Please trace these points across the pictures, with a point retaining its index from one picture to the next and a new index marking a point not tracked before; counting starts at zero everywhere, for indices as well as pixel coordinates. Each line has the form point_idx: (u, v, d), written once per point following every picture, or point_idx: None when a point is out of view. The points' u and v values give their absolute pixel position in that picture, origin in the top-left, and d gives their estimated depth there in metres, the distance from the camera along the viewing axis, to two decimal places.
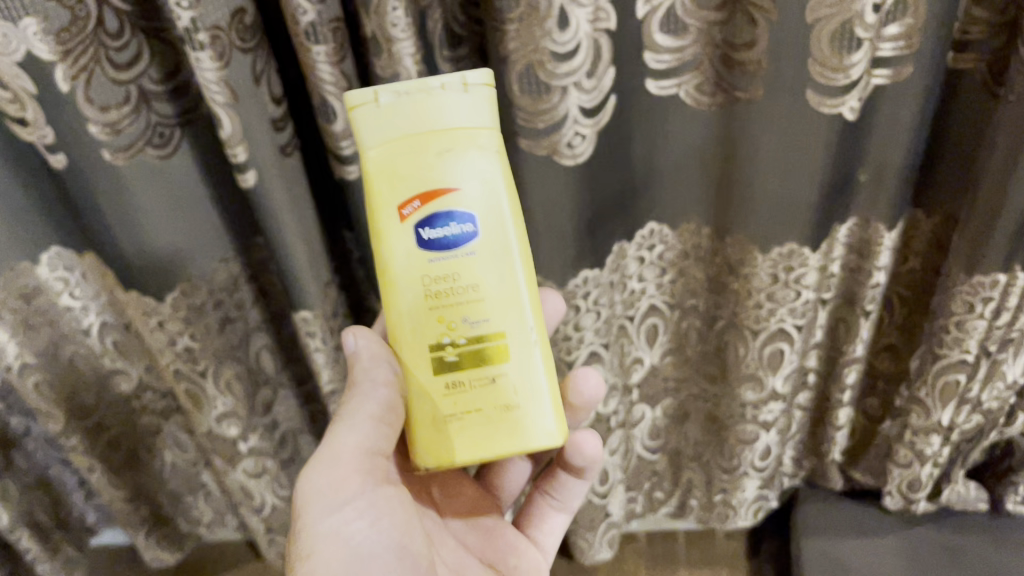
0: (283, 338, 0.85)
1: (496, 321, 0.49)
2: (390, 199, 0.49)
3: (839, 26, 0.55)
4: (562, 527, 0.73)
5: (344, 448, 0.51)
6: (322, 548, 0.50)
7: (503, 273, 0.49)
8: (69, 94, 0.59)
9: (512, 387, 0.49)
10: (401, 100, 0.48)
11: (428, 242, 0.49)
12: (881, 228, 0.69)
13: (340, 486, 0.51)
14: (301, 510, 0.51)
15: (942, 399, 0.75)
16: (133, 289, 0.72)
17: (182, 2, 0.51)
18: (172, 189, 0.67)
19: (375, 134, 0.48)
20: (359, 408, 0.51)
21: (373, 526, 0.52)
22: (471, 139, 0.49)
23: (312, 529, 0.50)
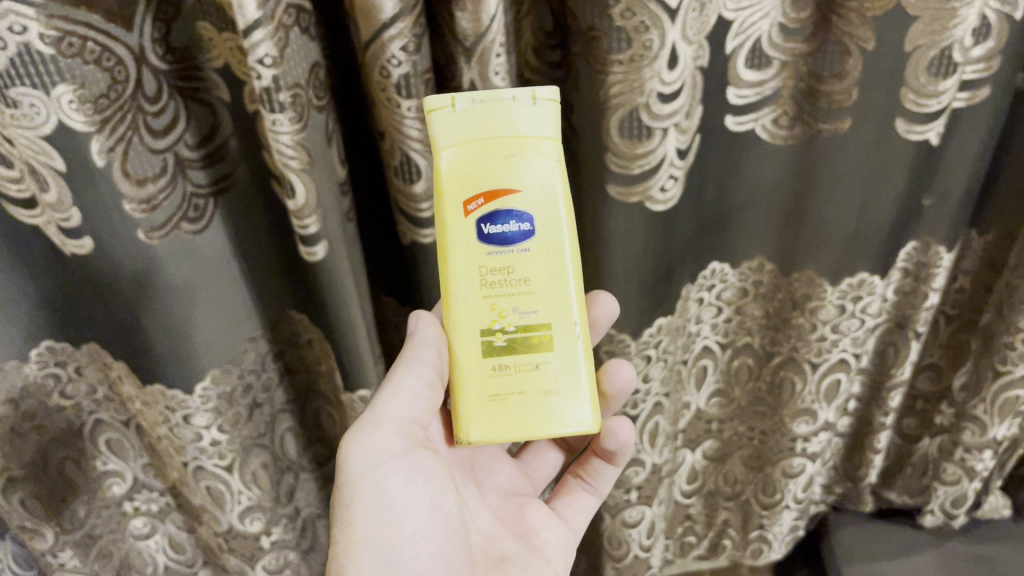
0: (306, 417, 0.77)
1: (546, 313, 0.46)
2: (453, 190, 0.46)
3: (938, 53, 0.54)
4: (591, 511, 0.63)
5: (385, 415, 0.48)
6: (362, 502, 0.46)
7: (558, 271, 0.47)
8: (104, 169, 0.51)
9: (556, 379, 0.47)
10: (476, 103, 0.45)
11: (488, 236, 0.46)
12: (939, 248, 0.67)
13: (381, 448, 0.47)
14: (341, 469, 0.47)
15: (1000, 414, 0.75)
16: (157, 382, 0.63)
17: (266, 58, 0.44)
18: (207, 267, 0.59)
19: (445, 132, 0.45)
20: (401, 379, 0.48)
21: (414, 490, 0.48)
22: (538, 146, 0.46)
23: (351, 485, 0.47)
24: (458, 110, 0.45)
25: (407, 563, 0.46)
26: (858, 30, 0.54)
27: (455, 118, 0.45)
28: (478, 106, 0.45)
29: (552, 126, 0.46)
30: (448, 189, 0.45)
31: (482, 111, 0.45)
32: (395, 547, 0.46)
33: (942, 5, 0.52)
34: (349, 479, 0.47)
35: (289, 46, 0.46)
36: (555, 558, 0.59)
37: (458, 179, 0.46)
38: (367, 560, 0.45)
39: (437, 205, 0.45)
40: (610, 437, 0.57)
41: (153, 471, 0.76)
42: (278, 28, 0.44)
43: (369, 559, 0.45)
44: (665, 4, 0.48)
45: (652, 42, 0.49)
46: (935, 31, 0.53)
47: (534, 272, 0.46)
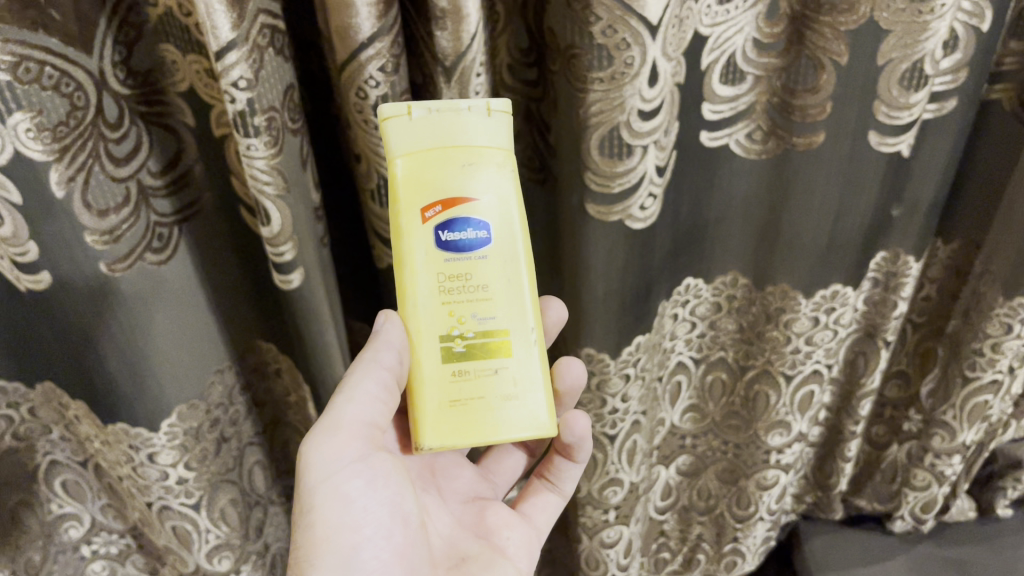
0: (273, 449, 0.74)
1: (504, 319, 0.45)
2: (409, 198, 0.44)
3: (910, 67, 0.54)
4: (556, 511, 0.61)
5: (344, 419, 0.45)
6: (322, 506, 0.44)
7: (514, 279, 0.45)
8: (65, 201, 0.48)
9: (514, 384, 0.45)
10: (432, 112, 0.43)
11: (445, 243, 0.44)
12: (908, 257, 0.68)
13: (341, 453, 0.45)
14: (297, 475, 0.45)
15: (970, 419, 0.76)
16: (118, 421, 0.59)
17: (240, 81, 0.43)
18: (173, 298, 0.56)
19: (400, 141, 0.44)
20: (357, 385, 0.45)
21: (373, 493, 0.46)
22: (493, 155, 0.45)
23: (310, 489, 0.44)
24: (412, 118, 0.44)
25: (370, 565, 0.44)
26: (832, 44, 0.54)
27: (411, 126, 0.44)
28: (434, 114, 0.44)
29: (506, 136, 0.45)
30: (406, 196, 0.44)
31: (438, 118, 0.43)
32: (356, 549, 0.44)
33: (914, 18, 0.52)
34: (307, 485, 0.44)
35: (264, 68, 0.44)
36: (519, 558, 0.56)
37: (415, 187, 0.44)
38: (329, 564, 0.43)
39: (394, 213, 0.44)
40: (566, 432, 0.55)
41: (112, 512, 0.72)
42: (252, 49, 0.43)
43: (331, 563, 0.43)
44: (647, 21, 0.47)
45: (633, 59, 0.48)
46: (906, 44, 0.53)
47: (492, 280, 0.45)
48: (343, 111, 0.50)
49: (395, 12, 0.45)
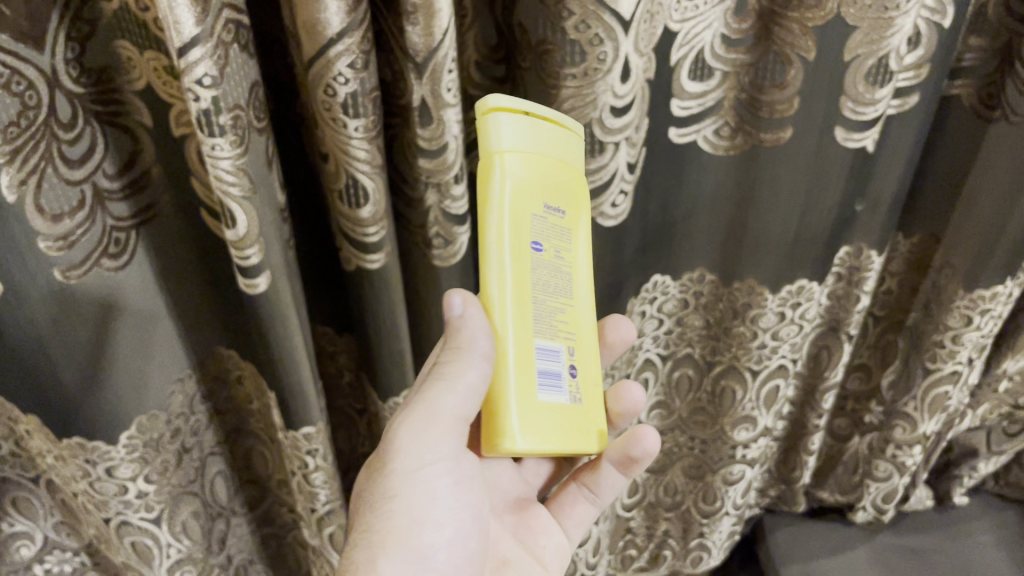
0: (236, 458, 0.72)
1: None
2: None
3: (875, 63, 0.55)
4: (590, 520, 0.59)
5: (444, 414, 0.43)
6: (406, 497, 0.43)
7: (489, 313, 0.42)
8: (16, 205, 0.46)
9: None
10: None
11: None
12: (871, 252, 0.69)
13: (434, 447, 0.44)
14: (386, 459, 0.44)
15: (931, 410, 0.77)
16: (72, 436, 0.57)
17: (205, 78, 0.41)
18: (133, 304, 0.55)
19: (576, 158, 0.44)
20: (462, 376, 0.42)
21: (455, 501, 0.45)
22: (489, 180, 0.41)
23: (395, 476, 0.44)
24: (572, 136, 0.44)
25: (438, 567, 0.44)
26: (800, 39, 0.54)
27: (574, 143, 0.44)
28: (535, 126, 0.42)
29: (507, 140, 0.40)
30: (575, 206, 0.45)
31: None
32: (431, 548, 0.43)
33: (880, 15, 0.52)
34: (395, 472, 0.44)
35: (228, 64, 0.42)
36: (550, 564, 0.55)
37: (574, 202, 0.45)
38: (401, 556, 0.42)
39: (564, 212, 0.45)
40: (634, 444, 0.53)
41: (65, 529, 0.69)
42: (217, 45, 0.41)
43: (402, 555, 0.42)
44: (620, 17, 0.46)
45: (605, 55, 0.48)
46: (872, 40, 0.53)
47: None
48: (310, 108, 0.48)
49: (364, 7, 0.43)
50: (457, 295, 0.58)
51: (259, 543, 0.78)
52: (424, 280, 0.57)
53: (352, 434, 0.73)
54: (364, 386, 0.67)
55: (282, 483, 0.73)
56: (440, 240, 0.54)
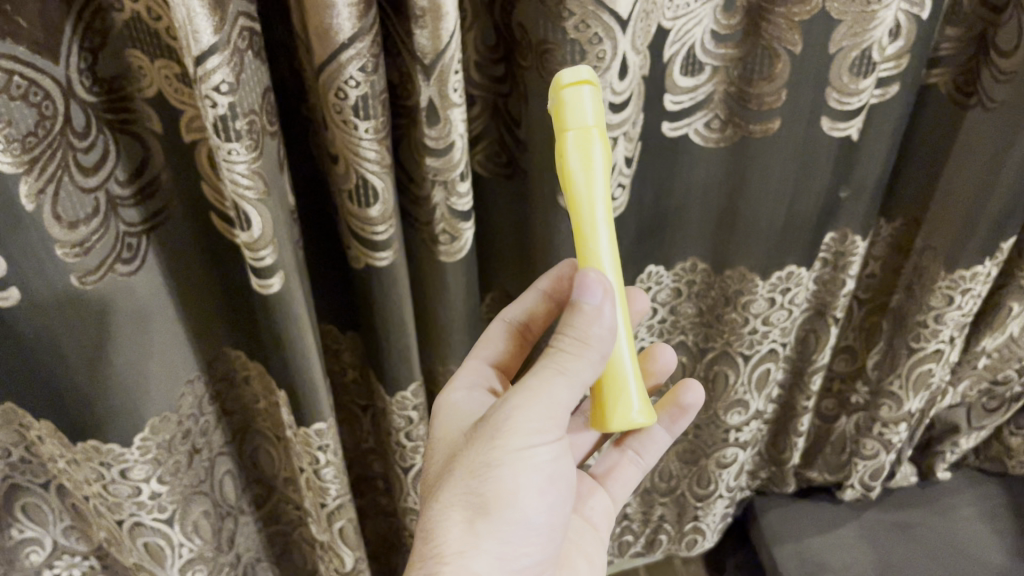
0: (243, 457, 0.73)
1: None
2: None
3: (859, 54, 0.57)
4: (636, 483, 0.62)
5: (558, 399, 0.42)
6: (515, 472, 0.42)
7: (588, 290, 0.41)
8: (34, 213, 0.47)
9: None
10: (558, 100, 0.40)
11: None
12: (856, 237, 0.72)
13: (545, 429, 0.42)
14: (498, 427, 0.42)
15: (915, 388, 0.80)
16: (88, 439, 0.58)
17: (222, 86, 0.42)
18: (145, 307, 0.56)
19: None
20: (578, 372, 0.41)
21: (557, 474, 0.44)
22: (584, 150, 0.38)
23: (507, 447, 0.42)
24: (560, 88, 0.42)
25: (535, 530, 0.44)
26: (787, 34, 0.56)
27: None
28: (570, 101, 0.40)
29: (585, 118, 0.38)
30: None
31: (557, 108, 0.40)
32: (532, 514, 0.43)
33: (863, 9, 0.55)
34: (505, 446, 0.42)
35: (244, 71, 0.44)
36: (600, 526, 0.58)
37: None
38: (502, 524, 0.42)
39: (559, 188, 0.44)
40: (685, 393, 0.59)
41: (75, 534, 0.70)
42: (233, 53, 0.42)
43: (504, 523, 0.42)
44: (617, 16, 0.48)
45: (604, 53, 0.49)
46: (856, 33, 0.56)
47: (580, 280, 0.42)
48: (319, 111, 0.49)
49: (373, 12, 0.44)
50: (463, 289, 0.59)
51: (267, 540, 0.80)
52: (430, 275, 0.59)
53: (357, 429, 0.74)
54: (369, 382, 0.69)
55: (288, 480, 0.74)
56: (447, 236, 0.55)
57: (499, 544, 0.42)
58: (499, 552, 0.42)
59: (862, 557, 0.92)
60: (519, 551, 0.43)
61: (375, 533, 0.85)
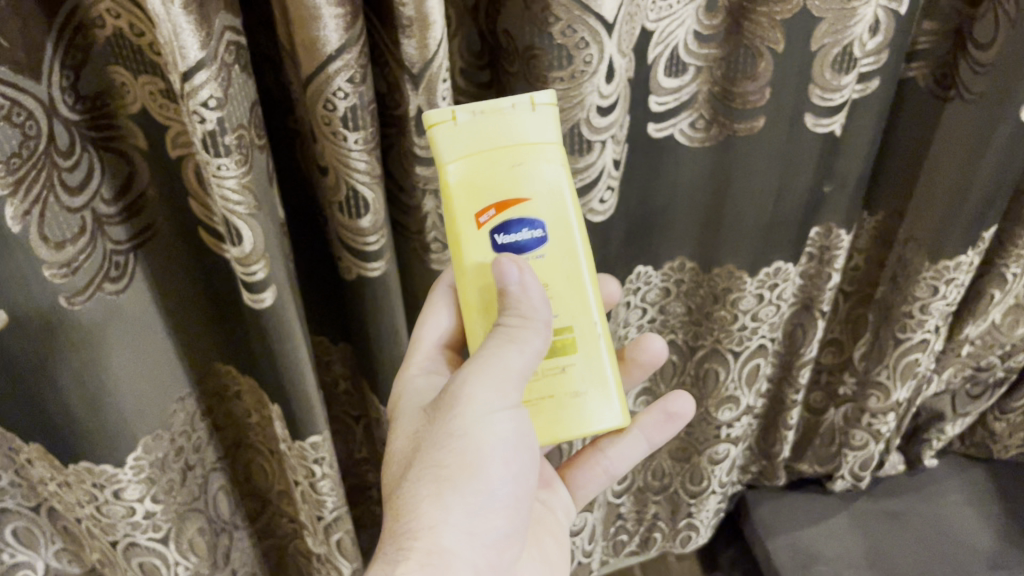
0: (236, 471, 0.72)
1: (566, 316, 0.46)
2: (464, 203, 0.43)
3: (840, 51, 0.57)
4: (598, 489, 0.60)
5: (510, 365, 0.42)
6: (477, 439, 0.42)
7: (575, 276, 0.46)
8: (20, 236, 0.46)
9: (531, 393, 0.46)
10: (477, 115, 0.43)
11: (501, 248, 0.44)
12: (840, 231, 0.72)
13: (502, 396, 0.42)
14: (453, 399, 0.42)
15: (902, 378, 0.81)
16: (80, 460, 0.58)
17: (210, 101, 0.42)
18: (134, 326, 0.55)
19: (452, 149, 0.43)
20: (528, 339, 0.43)
21: (521, 443, 0.44)
22: (547, 147, 0.44)
23: (467, 413, 0.42)
24: (461, 123, 0.43)
25: (501, 502, 0.43)
26: (769, 33, 0.56)
27: (456, 132, 0.43)
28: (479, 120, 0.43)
29: (554, 132, 0.44)
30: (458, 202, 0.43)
31: (484, 122, 0.43)
32: (496, 484, 0.43)
33: (843, 6, 0.55)
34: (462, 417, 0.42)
35: (232, 85, 0.43)
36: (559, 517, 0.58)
37: (467, 192, 0.43)
38: (469, 492, 0.42)
39: (454, 225, 0.44)
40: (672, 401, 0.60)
41: (67, 556, 0.69)
42: (220, 68, 0.42)
43: (472, 492, 0.42)
44: (603, 19, 0.48)
45: (591, 57, 0.49)
46: (837, 30, 0.56)
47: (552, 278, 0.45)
48: (308, 123, 0.49)
49: (360, 23, 0.44)
50: None
51: (262, 555, 0.79)
52: (421, 284, 0.59)
53: (349, 439, 0.74)
54: (362, 393, 0.69)
55: (282, 493, 0.74)
56: (438, 244, 0.55)
57: (468, 517, 0.42)
58: (471, 523, 0.41)
59: (853, 547, 0.93)
60: (490, 522, 0.43)
61: (370, 543, 0.85)
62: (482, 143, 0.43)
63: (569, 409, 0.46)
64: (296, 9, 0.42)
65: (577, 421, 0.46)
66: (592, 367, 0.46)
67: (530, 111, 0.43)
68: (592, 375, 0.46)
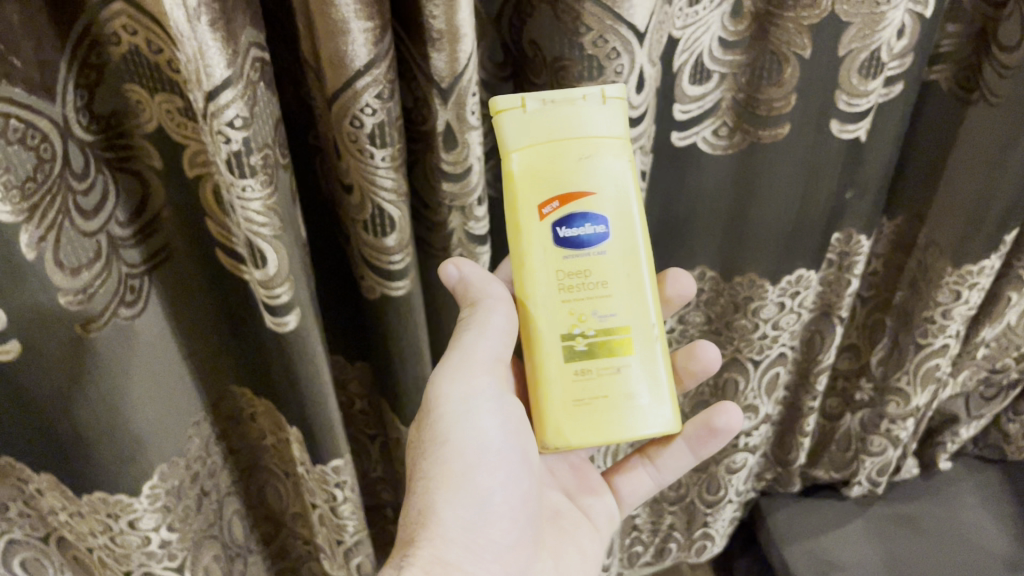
0: (250, 494, 0.71)
1: (623, 316, 0.46)
2: (529, 191, 0.45)
3: (868, 57, 0.56)
4: (644, 494, 0.61)
5: (477, 355, 0.48)
6: (456, 445, 0.47)
7: (635, 275, 0.46)
8: (35, 262, 0.44)
9: (584, 391, 0.46)
10: (548, 105, 0.44)
11: (563, 240, 0.45)
12: (861, 236, 0.71)
13: (475, 388, 0.48)
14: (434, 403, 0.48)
15: (922, 384, 0.80)
16: (94, 491, 0.56)
17: (236, 120, 0.40)
18: (149, 351, 0.53)
19: (519, 136, 0.45)
20: (487, 320, 0.48)
21: (505, 435, 0.49)
22: (613, 144, 0.45)
23: (445, 421, 0.48)
24: (530, 112, 0.45)
25: (497, 505, 0.48)
26: (796, 38, 0.55)
27: (526, 122, 0.45)
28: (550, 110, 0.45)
29: (622, 127, 0.45)
30: (523, 190, 0.45)
31: (553, 113, 0.44)
32: (488, 491, 0.47)
33: (872, 10, 0.54)
34: (444, 417, 0.48)
35: (257, 104, 0.42)
36: (600, 525, 0.59)
37: (532, 181, 0.45)
38: (460, 501, 0.46)
39: (516, 213, 0.45)
40: (716, 415, 0.57)
41: None
42: (246, 86, 0.40)
43: (463, 500, 0.47)
44: (635, 28, 0.46)
45: (622, 67, 0.48)
46: (865, 35, 0.55)
47: (611, 276, 0.46)
48: (331, 139, 0.47)
49: (388, 37, 0.43)
50: None
51: None
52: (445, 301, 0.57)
53: (365, 458, 0.72)
54: (380, 412, 0.67)
55: (297, 516, 0.72)
56: (464, 261, 0.53)
57: (465, 527, 0.46)
58: (472, 521, 0.46)
59: (869, 553, 0.92)
60: (490, 521, 0.47)
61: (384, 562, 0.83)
62: (550, 133, 0.44)
63: (622, 414, 0.46)
64: (322, 23, 0.41)
65: (630, 425, 0.46)
66: (648, 370, 0.46)
67: (600, 106, 0.44)
68: (647, 380, 0.46)
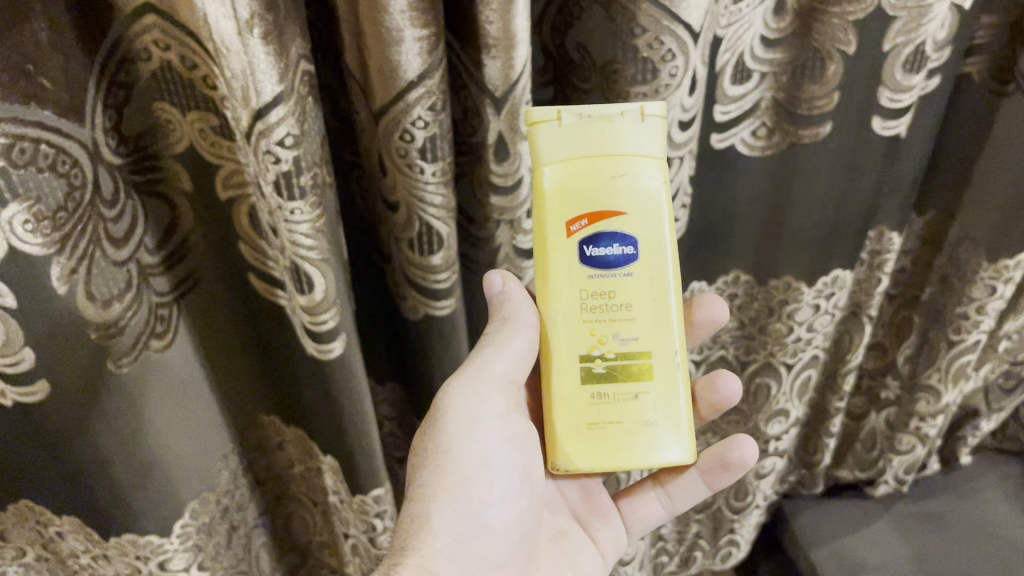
0: (276, 524, 0.68)
1: (646, 341, 0.43)
2: (557, 206, 0.42)
3: (912, 51, 0.54)
4: (654, 522, 0.57)
5: (492, 372, 0.45)
6: (457, 456, 0.44)
7: (662, 299, 0.43)
8: (67, 297, 0.41)
9: (600, 417, 0.43)
10: (583, 118, 0.41)
11: (589, 258, 0.43)
12: (892, 234, 0.69)
13: (485, 403, 0.45)
14: (441, 410, 0.44)
15: (954, 380, 0.79)
16: (123, 533, 0.52)
17: (286, 139, 0.38)
18: (178, 383, 0.50)
19: (550, 148, 0.42)
20: (510, 341, 0.44)
21: (509, 453, 0.45)
22: (649, 163, 0.42)
23: (447, 431, 0.44)
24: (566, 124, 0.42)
25: (491, 524, 0.44)
26: (841, 35, 0.53)
27: (561, 134, 0.42)
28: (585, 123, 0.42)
29: (659, 146, 0.43)
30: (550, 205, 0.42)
31: (589, 126, 0.41)
32: (483, 504, 0.44)
33: (919, 3, 0.52)
34: (448, 427, 0.44)
35: (306, 121, 0.39)
36: (606, 551, 0.55)
37: (561, 197, 0.42)
38: (453, 511, 0.43)
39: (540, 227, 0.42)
40: (731, 448, 0.52)
41: None
42: (297, 102, 0.38)
43: (456, 511, 0.43)
44: (690, 28, 0.44)
45: (676, 69, 0.46)
46: (911, 29, 0.53)
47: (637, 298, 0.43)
48: (376, 154, 0.45)
49: (442, 46, 0.40)
50: None
51: None
52: None
53: (394, 484, 0.69)
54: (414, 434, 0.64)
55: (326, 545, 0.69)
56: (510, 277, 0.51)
57: (454, 538, 0.42)
58: (465, 538, 0.42)
59: (896, 551, 0.90)
60: (484, 540, 0.43)
61: None
62: (583, 147, 0.42)
63: (639, 445, 0.43)
64: (373, 32, 0.38)
65: (646, 456, 0.43)
66: (668, 401, 0.44)
67: (639, 122, 0.42)
68: (667, 409, 0.44)
